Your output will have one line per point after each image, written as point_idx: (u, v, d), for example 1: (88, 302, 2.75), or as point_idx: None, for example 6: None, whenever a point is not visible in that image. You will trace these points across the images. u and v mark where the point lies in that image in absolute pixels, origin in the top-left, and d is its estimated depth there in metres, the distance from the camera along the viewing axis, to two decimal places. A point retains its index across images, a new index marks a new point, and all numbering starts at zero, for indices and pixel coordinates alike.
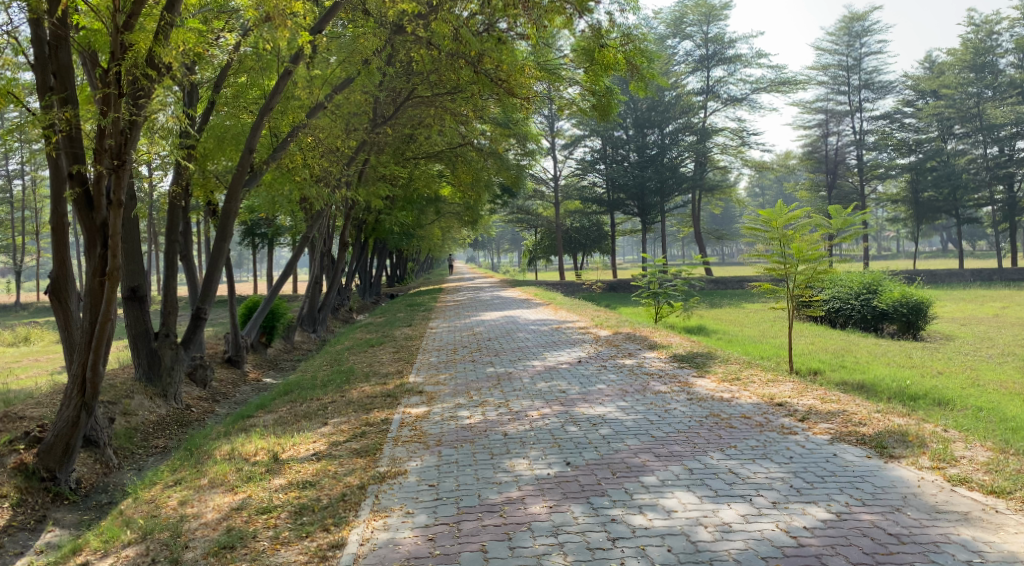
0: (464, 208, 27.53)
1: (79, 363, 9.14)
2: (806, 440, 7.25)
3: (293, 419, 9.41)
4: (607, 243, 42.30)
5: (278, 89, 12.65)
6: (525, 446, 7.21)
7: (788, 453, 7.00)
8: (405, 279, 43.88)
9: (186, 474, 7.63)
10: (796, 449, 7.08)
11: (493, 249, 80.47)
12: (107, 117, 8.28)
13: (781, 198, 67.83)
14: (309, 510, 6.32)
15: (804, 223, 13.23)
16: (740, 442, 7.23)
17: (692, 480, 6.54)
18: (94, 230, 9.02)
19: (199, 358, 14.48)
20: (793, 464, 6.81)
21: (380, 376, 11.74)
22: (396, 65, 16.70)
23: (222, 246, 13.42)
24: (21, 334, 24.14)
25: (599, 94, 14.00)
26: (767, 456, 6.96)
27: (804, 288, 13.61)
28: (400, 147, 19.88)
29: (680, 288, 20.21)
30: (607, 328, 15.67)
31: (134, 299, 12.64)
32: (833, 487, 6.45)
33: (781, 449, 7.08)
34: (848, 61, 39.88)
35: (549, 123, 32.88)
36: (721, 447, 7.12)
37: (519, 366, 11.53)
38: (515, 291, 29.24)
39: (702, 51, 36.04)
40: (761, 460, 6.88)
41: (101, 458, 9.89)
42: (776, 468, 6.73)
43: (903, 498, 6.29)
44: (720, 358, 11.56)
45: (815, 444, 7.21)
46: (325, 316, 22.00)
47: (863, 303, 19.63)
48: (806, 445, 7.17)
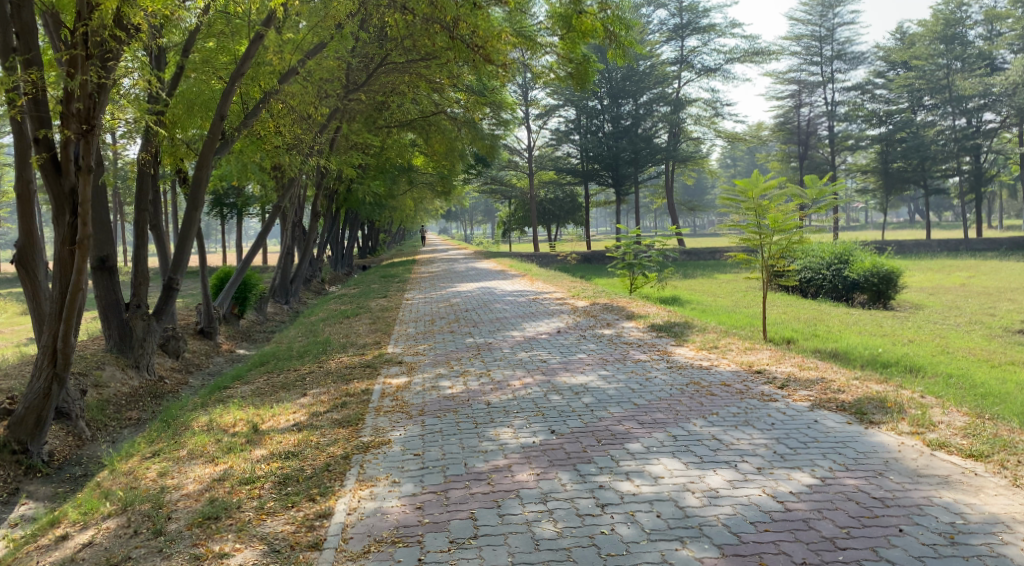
0: (438, 178, 27.36)
1: (49, 334, 8.98)
2: (787, 408, 7.31)
3: (271, 390, 9.33)
4: (580, 214, 42.34)
5: (250, 53, 12.52)
6: (508, 415, 7.20)
7: (770, 419, 7.06)
8: (378, 251, 43.72)
9: (163, 445, 7.53)
10: (777, 416, 7.14)
11: (465, 220, 80.30)
12: (74, 79, 8.05)
13: (754, 169, 68.21)
14: (293, 480, 6.27)
15: (780, 193, 13.27)
16: (722, 409, 7.27)
17: (676, 447, 6.57)
18: (63, 197, 8.82)
19: (172, 329, 14.38)
20: (775, 430, 6.86)
21: (358, 346, 11.68)
22: (369, 31, 16.56)
23: (194, 215, 13.24)
24: None
25: (576, 60, 13.95)
26: (749, 423, 7.01)
27: (780, 258, 13.70)
28: (373, 115, 19.69)
29: (655, 258, 20.27)
30: (583, 299, 15.71)
31: (103, 269, 12.48)
32: (816, 452, 6.51)
33: (762, 416, 7.13)
34: (821, 32, 39.98)
35: (523, 92, 32.67)
36: (703, 414, 7.16)
37: (497, 336, 11.51)
38: (489, 262, 29.19)
39: (677, 20, 35.93)
40: (744, 426, 6.93)
41: (73, 430, 9.79)
42: (759, 435, 6.78)
43: (885, 463, 6.37)
44: (697, 328, 11.62)
45: (796, 411, 7.27)
46: (297, 288, 21.82)
47: (835, 272, 19.82)
48: (787, 412, 7.23)
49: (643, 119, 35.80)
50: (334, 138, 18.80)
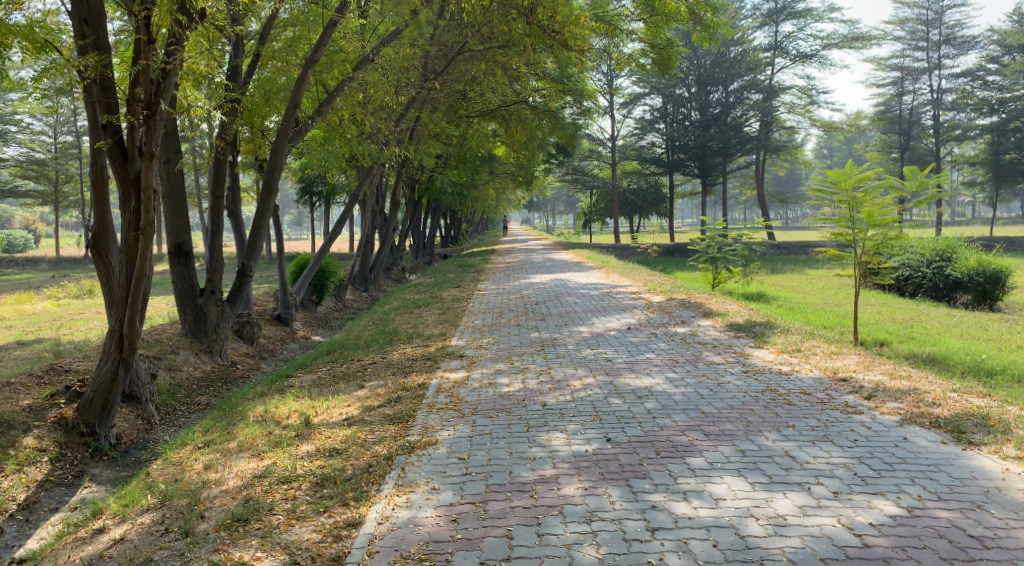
0: (519, 168, 27.05)
1: (116, 318, 8.95)
2: (873, 422, 6.70)
3: (330, 381, 9.14)
4: (665, 206, 41.51)
5: (324, 39, 12.47)
6: (565, 418, 6.79)
7: (852, 435, 6.47)
8: (460, 240, 43.75)
9: (215, 435, 7.38)
10: (861, 432, 6.54)
11: (548, 210, 80.02)
12: (137, 65, 7.97)
13: (852, 159, 65.82)
14: (330, 482, 6.03)
15: (876, 185, 12.48)
16: (799, 422, 6.71)
17: (744, 464, 6.06)
18: (129, 183, 8.73)
19: (247, 314, 14.44)
20: (857, 448, 6.27)
21: (424, 338, 11.45)
22: (448, 18, 16.33)
23: (268, 204, 13.24)
24: (84, 288, 24.50)
25: (660, 45, 13.39)
26: (828, 438, 6.44)
27: (873, 254, 12.99)
28: (454, 105, 19.51)
29: (740, 253, 19.54)
30: (660, 294, 15.18)
31: (179, 255, 12.51)
32: (903, 476, 5.91)
33: (844, 431, 6.55)
34: (928, 15, 38.13)
35: (609, 80, 32.05)
36: (777, 426, 6.62)
37: (567, 331, 11.12)
38: (568, 254, 28.79)
39: (771, 4, 34.79)
40: (822, 442, 6.36)
41: (142, 413, 9.76)
42: (838, 453, 6.21)
43: (984, 494, 5.74)
44: (781, 328, 11.00)
45: (883, 426, 6.66)
46: (376, 276, 21.76)
47: (936, 271, 18.72)
48: (871, 427, 6.62)
49: (733, 107, 34.71)
50: (414, 128, 18.69)
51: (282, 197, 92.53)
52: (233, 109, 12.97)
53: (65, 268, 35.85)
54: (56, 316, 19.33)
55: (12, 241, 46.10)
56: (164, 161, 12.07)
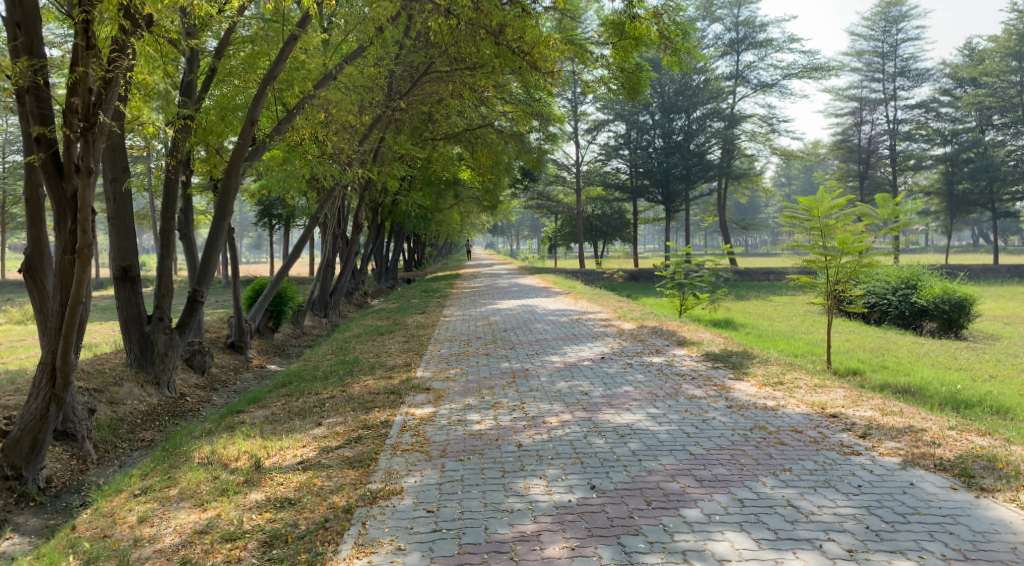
0: (483, 193, 26.59)
1: (48, 349, 8.25)
2: (874, 464, 6.26)
3: (285, 417, 8.47)
4: (628, 231, 41.41)
5: (284, 55, 11.90)
6: (542, 462, 6.24)
7: (856, 480, 6.02)
8: (423, 264, 43.15)
9: (154, 481, 6.71)
10: (864, 476, 6.09)
11: (511, 236, 80.00)
12: (74, 72, 7.32)
13: (810, 187, 66.53)
14: (280, 540, 5.44)
15: (849, 212, 12.16)
16: (795, 464, 6.23)
17: (745, 517, 5.57)
18: (65, 203, 8.03)
19: (198, 342, 13.71)
20: (864, 496, 5.82)
21: (387, 368, 10.83)
22: (412, 38, 15.88)
23: (221, 226, 12.56)
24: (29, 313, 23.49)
25: (628, 68, 13.00)
26: (830, 484, 5.98)
27: (846, 282, 12.51)
28: (419, 126, 19.06)
29: (707, 279, 19.19)
30: (631, 321, 14.73)
31: (125, 280, 11.81)
32: (919, 531, 5.46)
33: (846, 475, 6.09)
34: (883, 47, 38.51)
35: (573, 106, 31.78)
36: (773, 470, 6.14)
37: (536, 361, 10.58)
38: (533, 278, 28.34)
39: (732, 35, 34.93)
40: (825, 490, 5.90)
41: (77, 453, 9.06)
42: (844, 502, 5.76)
43: (1011, 552, 5.30)
44: (758, 359, 10.58)
45: (886, 469, 6.21)
46: (337, 301, 21.02)
47: (901, 298, 18.52)
48: (874, 470, 6.18)
49: (696, 135, 34.52)
50: (378, 149, 18.17)
51: (241, 219, 91.39)
52: (185, 126, 12.34)
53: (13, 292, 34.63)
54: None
55: None
56: (110, 180, 11.45)
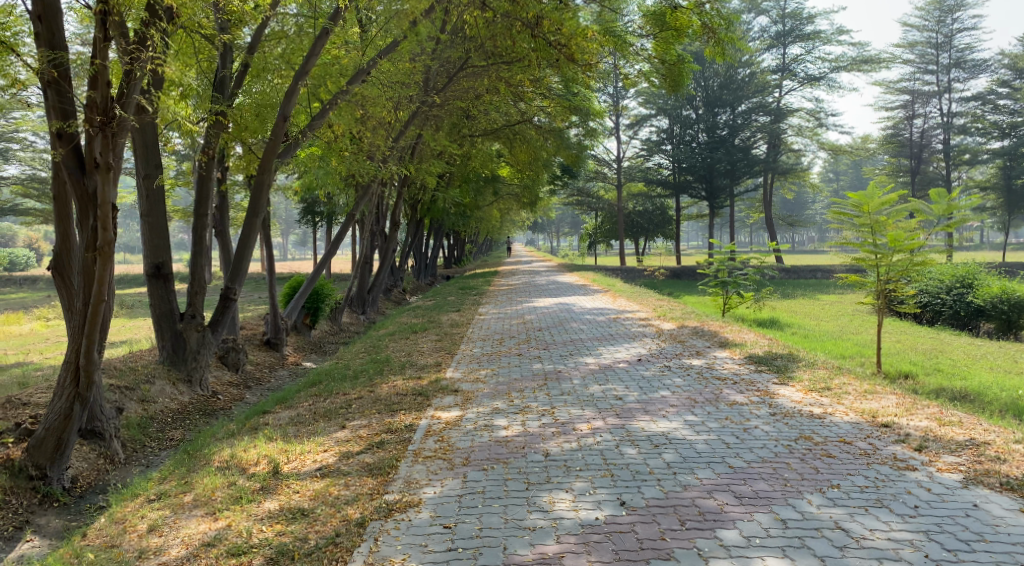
0: (523, 189, 26.28)
1: (73, 348, 8.09)
2: (931, 482, 5.82)
3: (309, 419, 8.24)
4: (671, 228, 40.78)
5: (316, 50, 11.68)
6: (569, 474, 5.91)
7: (911, 499, 5.60)
8: (463, 261, 42.99)
9: (171, 485, 6.49)
10: (920, 495, 5.67)
11: (552, 232, 79.68)
12: (93, 64, 7.06)
13: (859, 182, 65.20)
14: (286, 557, 5.26)
15: (901, 208, 11.59)
16: (844, 480, 5.83)
17: (787, 541, 5.22)
18: (87, 199, 7.82)
19: (232, 339, 13.56)
20: (919, 519, 5.41)
21: (417, 368, 10.56)
22: (449, 33, 15.59)
23: (254, 223, 12.31)
24: None
25: (669, 60, 12.51)
26: (883, 504, 5.58)
27: (897, 281, 11.96)
28: (457, 123, 18.81)
29: (751, 277, 18.65)
30: (671, 321, 14.31)
31: (158, 277, 11.66)
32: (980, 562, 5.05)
33: (900, 493, 5.68)
34: (937, 38, 37.38)
35: (614, 100, 31.30)
36: (820, 487, 5.75)
37: (571, 363, 10.22)
38: (573, 276, 27.97)
39: (779, 27, 34.14)
40: (876, 510, 5.50)
41: (105, 452, 8.90)
42: (899, 525, 5.36)
43: None
44: (804, 362, 10.12)
45: (944, 487, 5.78)
46: (375, 297, 20.82)
47: (956, 298, 17.81)
48: (931, 488, 5.75)
49: (740, 129, 33.79)
50: (415, 145, 17.95)
51: (284, 215, 92.12)
52: (218, 122, 12.15)
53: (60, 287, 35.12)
54: (39, 338, 18.54)
55: (15, 260, 45.37)
56: (142, 177, 11.29)
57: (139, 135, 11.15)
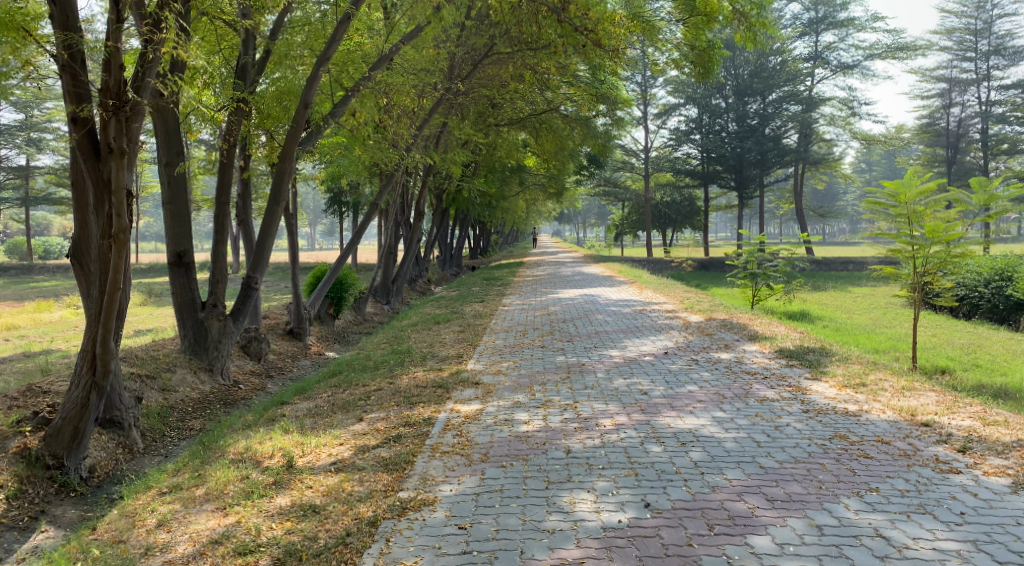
0: (549, 179, 26.01)
1: (89, 336, 7.94)
2: (978, 487, 5.52)
3: (327, 411, 8.06)
4: (699, 219, 40.32)
5: (337, 35, 11.46)
6: (592, 472, 5.68)
7: (957, 506, 5.31)
8: (489, 252, 42.83)
9: (183, 478, 6.31)
10: (966, 501, 5.38)
11: (579, 223, 79.34)
12: (105, 46, 6.86)
13: (892, 173, 64.21)
14: (295, 558, 5.09)
15: (939, 197, 11.23)
16: (884, 484, 5.54)
17: (823, 550, 4.95)
18: (102, 186, 7.65)
19: (254, 328, 13.44)
20: (965, 528, 5.12)
21: (438, 360, 10.37)
22: (474, 19, 15.33)
23: (275, 211, 12.13)
24: None
25: (699, 45, 12.13)
26: (926, 510, 5.29)
27: (934, 273, 11.56)
28: (482, 112, 18.58)
29: (782, 269, 18.26)
30: (699, 313, 14.00)
31: (179, 265, 11.54)
32: None
33: (944, 499, 5.39)
34: (976, 24, 36.55)
35: (643, 89, 30.90)
36: (857, 490, 5.47)
37: (595, 356, 9.97)
38: (600, 267, 27.70)
39: (811, 14, 33.52)
40: (918, 517, 5.21)
41: (123, 441, 8.77)
42: (944, 534, 5.08)
43: None
44: (838, 356, 9.80)
45: (991, 492, 5.48)
46: (400, 287, 20.63)
47: (994, 291, 17.33)
48: (978, 493, 5.45)
49: (771, 119, 33.26)
50: (440, 134, 17.74)
51: (311, 204, 92.43)
52: (239, 109, 11.98)
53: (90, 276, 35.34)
54: (65, 326, 18.55)
55: (49, 247, 45.70)
56: (164, 165, 11.16)
57: (161, 121, 11.01)
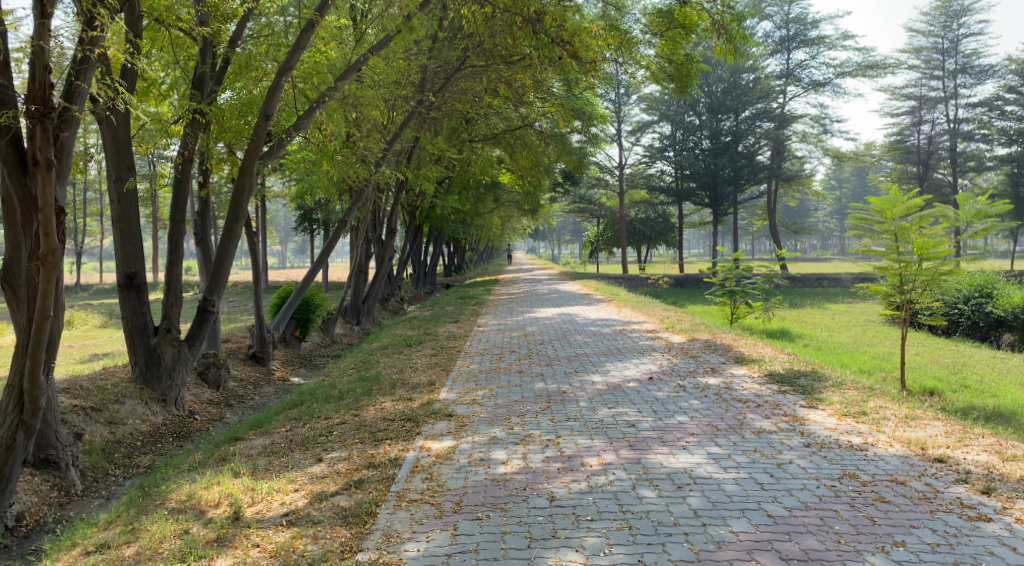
0: (523, 196, 25.49)
1: (14, 370, 7.25)
2: (1013, 538, 4.99)
3: (285, 449, 7.36)
4: (674, 236, 40.01)
5: (301, 44, 10.82)
6: (579, 527, 5.08)
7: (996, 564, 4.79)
8: (462, 269, 42.23)
9: (115, 534, 5.61)
10: (1004, 557, 4.85)
11: (552, 240, 79.12)
12: (32, 47, 6.19)
13: (862, 191, 64.45)
14: None
15: (927, 214, 10.70)
16: (911, 537, 5.00)
17: None
18: (30, 202, 6.95)
19: (213, 354, 12.65)
20: None
21: (408, 388, 9.70)
22: (446, 30, 14.77)
23: (234, 229, 11.35)
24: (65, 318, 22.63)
25: (677, 59, 11.59)
26: None
27: (922, 291, 11.01)
28: (455, 127, 18.03)
29: (761, 286, 17.75)
30: (681, 332, 13.46)
31: (130, 287, 10.76)
32: None
33: (980, 554, 4.86)
34: (943, 43, 36.58)
35: (617, 106, 30.51)
36: (883, 546, 4.91)
37: (576, 382, 9.33)
38: (575, 285, 27.15)
39: (783, 32, 33.36)
40: None
41: (59, 483, 8.08)
42: None
43: None
44: (831, 380, 9.26)
45: None
46: (370, 307, 19.87)
47: (975, 308, 16.94)
48: (1016, 547, 4.92)
49: (744, 136, 33.03)
50: (412, 150, 17.13)
51: (282, 222, 91.32)
52: (194, 121, 11.23)
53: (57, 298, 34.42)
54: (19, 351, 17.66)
55: None
56: (113, 180, 10.43)
57: (110, 135, 10.31)
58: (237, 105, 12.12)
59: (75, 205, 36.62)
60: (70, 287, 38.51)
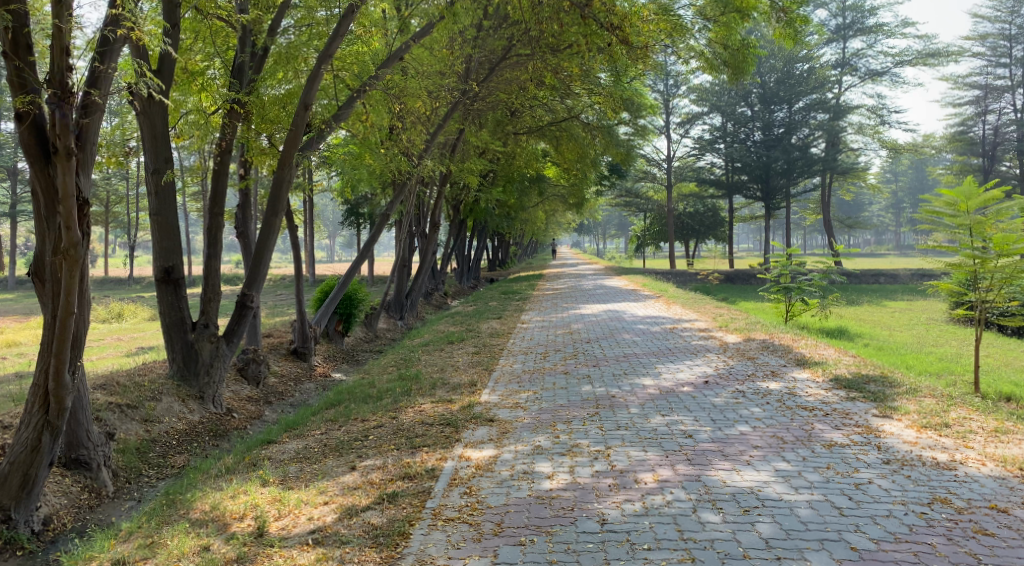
0: (570, 190, 24.90)
1: (40, 369, 6.88)
2: None
3: (318, 455, 6.94)
4: (724, 230, 39.08)
5: (341, 30, 10.40)
6: (636, 558, 4.73)
7: None
8: (507, 263, 41.69)
9: (133, 548, 5.27)
10: None
11: (598, 234, 78.38)
12: (53, 26, 5.80)
13: (921, 184, 62.59)
14: None
15: (1007, 208, 9.68)
16: None
17: None
18: (53, 193, 6.57)
19: (252, 349, 12.23)
20: None
21: (449, 389, 9.23)
22: (492, 18, 14.28)
23: (274, 222, 10.87)
24: (114, 311, 22.62)
25: (732, 44, 10.98)
26: None
27: (998, 290, 10.09)
28: (500, 119, 17.53)
29: (818, 283, 16.93)
30: (735, 332, 12.81)
31: (168, 281, 10.32)
32: None
33: None
34: (1010, 30, 35.11)
35: (666, 97, 29.76)
36: None
37: (627, 386, 8.76)
38: (622, 280, 26.50)
39: (839, 20, 32.28)
40: None
41: (90, 484, 7.76)
42: None
43: None
44: (903, 387, 8.60)
45: None
46: (414, 302, 19.39)
47: None
48: None
49: (798, 127, 31.98)
50: (456, 143, 16.65)
51: (329, 216, 91.69)
52: (233, 111, 10.68)
53: (107, 290, 34.65)
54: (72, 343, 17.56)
55: None
56: (151, 171, 9.98)
57: (148, 124, 9.85)
58: (277, 97, 11.71)
59: (126, 198, 36.83)
60: (121, 279, 38.82)
